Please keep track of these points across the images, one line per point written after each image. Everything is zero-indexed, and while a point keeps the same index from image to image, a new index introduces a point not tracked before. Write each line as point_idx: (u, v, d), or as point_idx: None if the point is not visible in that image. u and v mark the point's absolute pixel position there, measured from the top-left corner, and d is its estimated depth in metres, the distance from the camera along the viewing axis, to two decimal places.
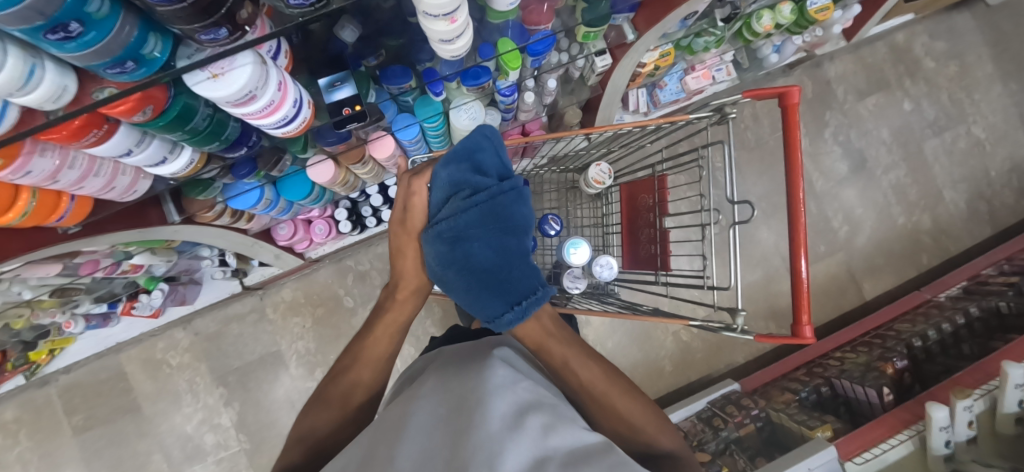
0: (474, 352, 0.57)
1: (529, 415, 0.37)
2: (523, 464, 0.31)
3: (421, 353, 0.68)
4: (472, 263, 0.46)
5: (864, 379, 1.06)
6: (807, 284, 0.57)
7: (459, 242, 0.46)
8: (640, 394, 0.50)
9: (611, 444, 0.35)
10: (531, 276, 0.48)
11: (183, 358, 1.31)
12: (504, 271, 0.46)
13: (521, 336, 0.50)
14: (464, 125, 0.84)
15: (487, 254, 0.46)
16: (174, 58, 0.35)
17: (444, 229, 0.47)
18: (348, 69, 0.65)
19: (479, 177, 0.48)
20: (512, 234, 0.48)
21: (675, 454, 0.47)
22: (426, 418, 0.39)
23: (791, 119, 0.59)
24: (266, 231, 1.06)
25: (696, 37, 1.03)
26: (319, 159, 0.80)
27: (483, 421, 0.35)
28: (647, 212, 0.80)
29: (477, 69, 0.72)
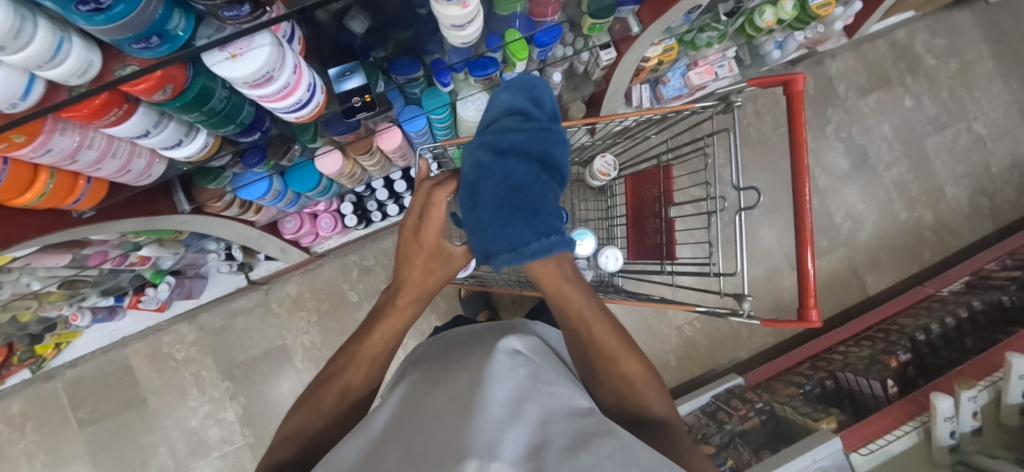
0: (476, 338, 0.57)
1: (529, 403, 0.36)
2: (520, 452, 0.30)
3: (427, 339, 0.68)
4: (505, 181, 0.46)
5: (868, 372, 1.07)
6: (812, 269, 0.58)
7: (502, 156, 0.47)
8: (646, 361, 0.48)
9: (614, 430, 0.34)
10: (558, 219, 0.47)
11: (188, 352, 1.32)
12: (537, 198, 0.46)
13: (537, 274, 0.46)
14: (470, 117, 0.85)
15: (525, 175, 0.46)
16: (195, 37, 0.36)
17: (491, 142, 0.48)
18: (357, 60, 0.66)
19: (534, 109, 0.51)
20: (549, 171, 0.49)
21: (665, 421, 0.46)
22: (426, 408, 0.38)
23: (796, 107, 0.60)
24: (273, 224, 1.07)
25: (699, 31, 1.04)
26: (327, 150, 0.81)
27: (481, 407, 0.33)
28: (653, 202, 0.80)
29: (484, 60, 0.73)
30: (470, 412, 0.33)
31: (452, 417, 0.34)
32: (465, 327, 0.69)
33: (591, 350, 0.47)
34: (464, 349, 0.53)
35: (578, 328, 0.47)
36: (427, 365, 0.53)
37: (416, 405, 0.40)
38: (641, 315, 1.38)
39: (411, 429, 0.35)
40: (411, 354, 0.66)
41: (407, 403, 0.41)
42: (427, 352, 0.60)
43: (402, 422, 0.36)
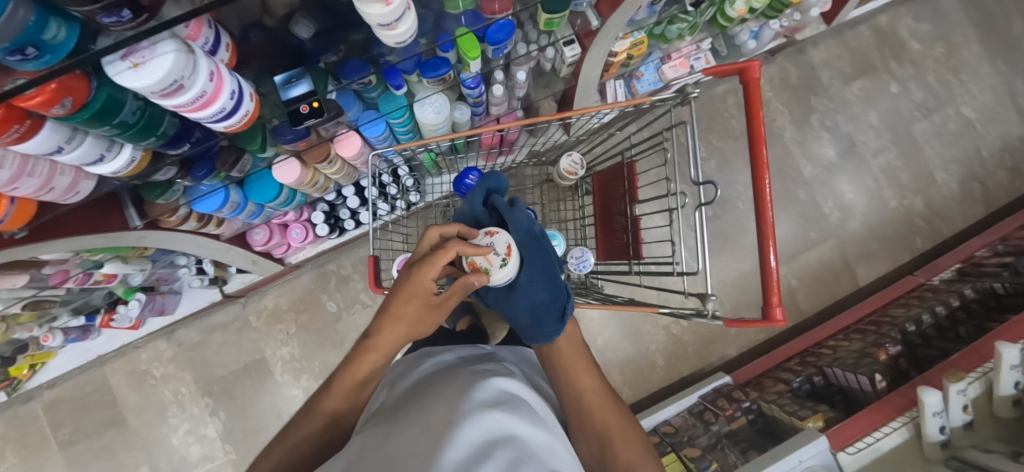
0: (457, 370, 0.58)
1: (497, 450, 0.36)
2: None
3: (407, 362, 0.68)
4: (540, 244, 0.60)
5: (856, 366, 1.02)
6: (774, 257, 0.55)
7: (532, 235, 0.60)
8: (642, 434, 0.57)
9: None
10: (557, 285, 0.60)
11: (167, 368, 1.28)
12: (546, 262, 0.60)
13: (560, 348, 0.61)
14: (429, 120, 0.82)
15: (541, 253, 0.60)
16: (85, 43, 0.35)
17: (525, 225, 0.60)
18: (304, 66, 0.65)
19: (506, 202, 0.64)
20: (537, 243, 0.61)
21: None
22: (397, 442, 0.38)
23: (752, 95, 0.58)
24: (241, 236, 1.05)
25: (669, 24, 1.01)
26: (285, 158, 0.80)
27: (449, 451, 0.34)
28: (619, 200, 0.77)
29: (437, 60, 0.71)
30: (434, 458, 0.33)
31: (418, 458, 0.34)
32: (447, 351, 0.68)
33: (605, 435, 0.55)
34: (442, 382, 0.53)
35: (578, 391, 0.58)
36: (406, 393, 0.53)
37: (386, 437, 0.40)
38: (627, 315, 1.35)
39: (376, 463, 0.35)
40: (393, 372, 0.67)
41: (376, 432, 0.41)
42: (409, 374, 0.61)
43: (367, 455, 0.37)
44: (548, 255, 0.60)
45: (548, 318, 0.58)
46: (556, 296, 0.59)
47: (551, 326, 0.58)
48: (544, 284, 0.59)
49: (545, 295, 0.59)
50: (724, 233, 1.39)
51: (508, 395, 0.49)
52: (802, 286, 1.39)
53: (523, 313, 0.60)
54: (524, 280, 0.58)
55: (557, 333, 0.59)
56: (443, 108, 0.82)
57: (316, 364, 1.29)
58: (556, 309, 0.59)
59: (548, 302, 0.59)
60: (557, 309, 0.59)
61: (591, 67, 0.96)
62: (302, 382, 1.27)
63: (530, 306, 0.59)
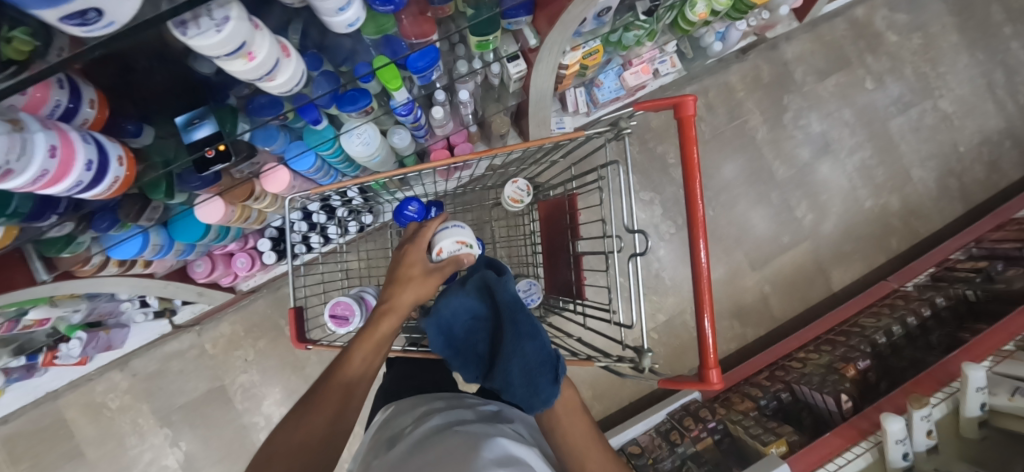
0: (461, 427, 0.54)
1: None
2: None
3: (405, 417, 0.63)
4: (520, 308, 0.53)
5: (823, 385, 0.99)
6: (711, 315, 0.50)
7: (514, 296, 0.55)
8: None
9: None
10: (545, 347, 0.51)
11: (123, 400, 1.24)
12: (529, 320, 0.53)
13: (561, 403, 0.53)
14: (359, 152, 0.76)
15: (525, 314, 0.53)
16: None
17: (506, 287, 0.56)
18: (209, 104, 0.58)
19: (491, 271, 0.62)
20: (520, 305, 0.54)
21: None
22: None
23: (687, 133, 0.53)
24: (182, 269, 1.00)
25: (625, 30, 0.94)
26: (208, 197, 0.72)
27: None
28: (562, 234, 0.75)
29: (355, 92, 0.65)
30: None
31: None
32: (447, 405, 0.64)
33: None
34: (445, 436, 0.50)
35: (577, 458, 0.52)
36: (408, 448, 0.50)
37: None
38: None
39: None
40: (390, 429, 0.61)
41: None
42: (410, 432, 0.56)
43: None
44: (536, 317, 0.53)
45: (541, 378, 0.49)
46: (545, 357, 0.50)
47: (546, 390, 0.49)
48: (534, 344, 0.50)
49: (532, 360, 0.50)
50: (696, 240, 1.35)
51: (514, 459, 0.46)
52: (775, 292, 1.36)
53: (515, 384, 0.50)
54: (509, 347, 0.51)
55: (554, 397, 0.49)
56: (373, 140, 0.75)
57: (277, 390, 1.26)
58: (544, 374, 0.50)
59: (537, 366, 0.50)
60: (544, 375, 0.50)
61: (541, 81, 0.90)
62: (264, 409, 1.25)
63: (518, 368, 0.50)
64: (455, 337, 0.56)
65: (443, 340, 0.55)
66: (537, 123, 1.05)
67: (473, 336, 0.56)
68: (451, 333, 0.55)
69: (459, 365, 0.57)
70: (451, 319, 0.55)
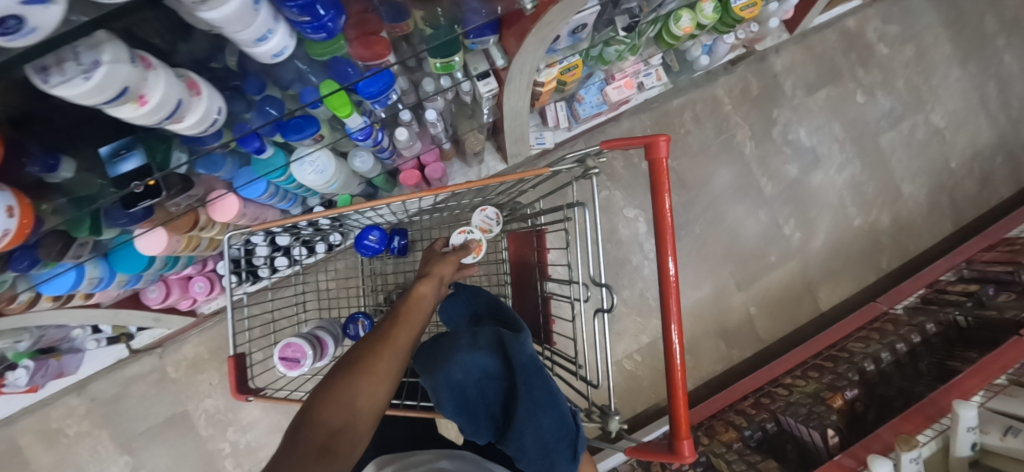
0: None
1: None
2: None
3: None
4: (542, 371, 0.51)
5: (809, 418, 0.96)
6: (682, 383, 0.47)
7: (535, 358, 0.52)
8: None
9: None
10: (562, 420, 0.49)
11: (81, 426, 1.18)
12: (548, 387, 0.50)
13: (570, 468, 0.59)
14: (311, 180, 0.70)
15: (543, 380, 0.50)
16: None
17: (527, 346, 0.53)
18: (136, 134, 0.52)
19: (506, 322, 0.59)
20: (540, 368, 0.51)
21: None
22: None
23: (659, 178, 0.48)
24: (134, 295, 0.94)
25: (606, 45, 0.88)
26: (146, 230, 0.67)
27: None
28: (530, 271, 0.79)
29: (300, 120, 0.60)
30: None
31: None
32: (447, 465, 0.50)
33: None
34: None
35: None
36: None
37: None
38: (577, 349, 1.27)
39: None
40: None
41: None
42: None
43: None
44: (552, 385, 0.51)
45: (558, 450, 0.48)
46: (564, 432, 0.49)
47: (563, 465, 0.48)
48: (552, 417, 0.49)
49: (548, 433, 0.48)
50: (681, 259, 1.30)
51: None
52: (761, 313, 1.32)
53: (528, 454, 0.49)
54: (528, 416, 0.48)
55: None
56: (328, 168, 0.70)
57: (243, 415, 1.20)
58: (559, 449, 0.49)
59: (552, 439, 0.48)
60: (558, 450, 0.49)
61: (516, 99, 0.85)
62: (230, 435, 1.20)
63: (534, 442, 0.48)
64: (466, 398, 0.51)
65: (453, 400, 0.51)
66: (514, 140, 1.00)
67: (484, 395, 0.51)
68: (461, 394, 0.51)
69: (464, 426, 0.52)
70: (462, 379, 0.51)
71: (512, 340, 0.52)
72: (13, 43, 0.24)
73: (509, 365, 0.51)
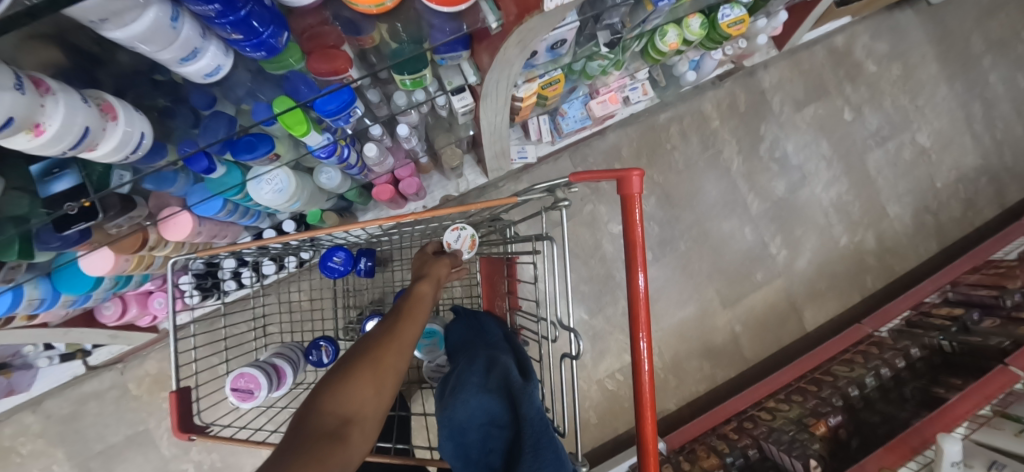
0: None
1: None
2: None
3: None
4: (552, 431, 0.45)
5: (792, 446, 0.93)
6: (652, 431, 0.44)
7: (546, 414, 0.47)
8: None
9: None
10: None
11: (34, 444, 1.12)
12: (558, 449, 0.44)
13: None
14: (268, 199, 0.66)
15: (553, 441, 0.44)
16: None
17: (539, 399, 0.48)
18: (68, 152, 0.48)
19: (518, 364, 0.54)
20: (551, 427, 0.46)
21: None
22: None
23: (630, 213, 0.46)
24: (88, 312, 0.89)
25: (589, 61, 0.86)
26: (89, 251, 0.62)
27: None
28: (501, 298, 0.79)
29: (253, 139, 0.56)
30: None
31: None
32: None
33: None
34: None
35: None
36: None
37: None
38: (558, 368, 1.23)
39: None
40: None
41: None
42: None
43: None
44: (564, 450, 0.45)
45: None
46: None
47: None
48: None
49: None
50: (665, 277, 1.28)
51: None
52: (746, 332, 1.30)
53: None
54: None
55: None
56: (286, 187, 0.66)
57: None
58: None
59: None
60: None
61: (494, 115, 0.82)
62: (194, 455, 1.14)
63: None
64: (466, 445, 0.47)
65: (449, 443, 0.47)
66: (494, 154, 0.97)
67: (486, 446, 0.46)
68: (461, 439, 0.46)
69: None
70: (465, 422, 0.46)
71: (522, 392, 0.47)
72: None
73: (516, 419, 0.46)
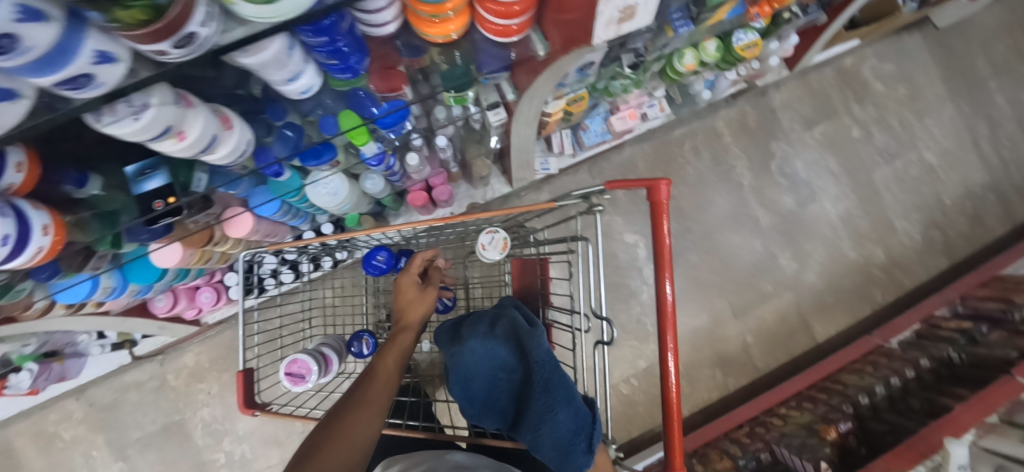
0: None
1: None
2: None
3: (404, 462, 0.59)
4: (558, 368, 0.51)
5: (802, 450, 0.96)
6: (677, 414, 0.49)
7: (552, 356, 0.51)
8: None
9: None
10: (578, 420, 0.48)
11: (76, 430, 1.18)
12: (563, 387, 0.49)
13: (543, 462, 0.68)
14: (325, 201, 0.73)
15: (557, 379, 0.49)
16: None
17: (543, 342, 0.53)
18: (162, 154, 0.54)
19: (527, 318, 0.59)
20: (556, 366, 0.51)
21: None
22: None
23: (659, 219, 0.50)
24: (142, 304, 0.96)
25: (612, 79, 0.93)
26: (162, 245, 0.69)
27: None
28: (533, 296, 0.83)
29: (320, 146, 0.63)
30: None
31: None
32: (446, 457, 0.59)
33: None
34: None
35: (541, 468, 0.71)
36: None
37: None
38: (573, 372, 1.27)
39: None
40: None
41: None
42: None
43: None
44: (570, 382, 0.50)
45: (575, 449, 0.47)
46: (581, 427, 0.48)
47: (579, 458, 0.47)
48: (568, 414, 0.48)
49: (563, 433, 0.47)
50: (678, 286, 1.32)
51: None
52: (757, 342, 1.33)
53: (546, 446, 0.48)
54: (540, 415, 0.48)
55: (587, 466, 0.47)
56: (341, 190, 0.73)
57: (239, 425, 1.21)
58: (580, 450, 0.47)
59: (570, 441, 0.47)
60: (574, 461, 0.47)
61: (522, 127, 0.88)
62: (225, 445, 1.20)
63: (549, 440, 0.48)
64: (473, 387, 0.55)
65: (462, 386, 0.56)
66: (520, 165, 1.04)
67: (495, 385, 0.54)
68: (471, 383, 0.55)
69: (479, 417, 0.56)
70: (474, 367, 0.55)
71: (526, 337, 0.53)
72: (83, 94, 0.27)
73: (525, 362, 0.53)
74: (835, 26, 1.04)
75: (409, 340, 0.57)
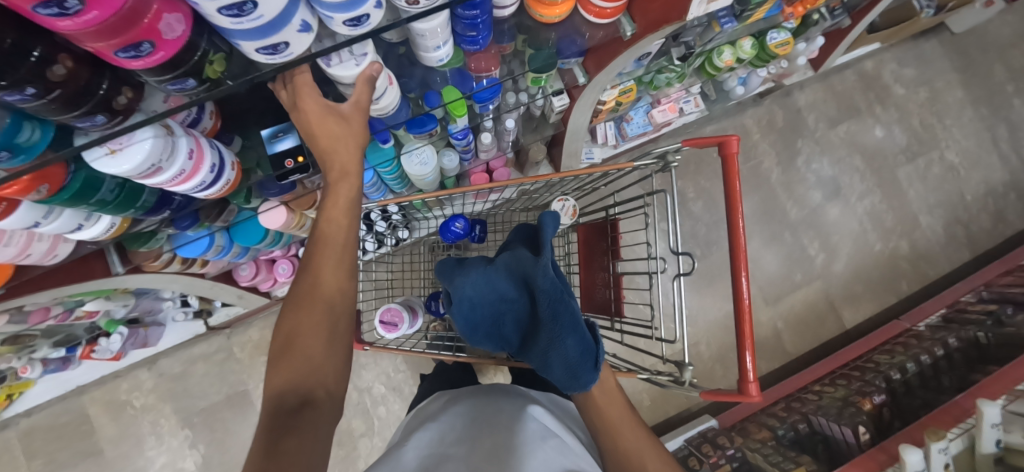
0: (491, 394, 0.65)
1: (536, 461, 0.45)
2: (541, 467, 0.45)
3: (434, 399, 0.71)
4: (564, 299, 0.50)
5: (840, 416, 1.02)
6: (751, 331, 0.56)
7: (557, 286, 0.50)
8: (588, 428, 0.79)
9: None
10: (585, 344, 0.50)
11: (147, 399, 1.25)
12: (569, 317, 0.49)
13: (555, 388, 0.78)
14: (416, 170, 0.83)
15: (563, 309, 0.49)
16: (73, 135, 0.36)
17: (546, 270, 0.50)
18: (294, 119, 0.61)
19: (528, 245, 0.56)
20: (560, 296, 0.50)
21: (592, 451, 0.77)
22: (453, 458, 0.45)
23: (731, 169, 0.59)
24: (227, 272, 1.04)
25: (658, 73, 1.02)
26: (272, 204, 0.78)
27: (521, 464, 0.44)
28: (602, 255, 0.80)
29: (423, 118, 0.71)
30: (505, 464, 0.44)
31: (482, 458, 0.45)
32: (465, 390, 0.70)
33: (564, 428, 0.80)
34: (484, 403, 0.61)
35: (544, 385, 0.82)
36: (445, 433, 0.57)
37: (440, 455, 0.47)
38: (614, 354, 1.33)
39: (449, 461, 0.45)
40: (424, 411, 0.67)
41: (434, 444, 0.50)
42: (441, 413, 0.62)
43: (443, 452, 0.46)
44: (575, 307, 0.50)
45: (582, 369, 0.51)
46: (588, 350, 0.51)
47: (586, 375, 0.51)
48: (575, 341, 0.50)
49: (569, 357, 0.50)
50: (712, 272, 1.39)
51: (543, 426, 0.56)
52: (788, 328, 1.39)
53: (556, 368, 0.52)
54: (549, 341, 0.50)
55: (593, 382, 0.52)
56: (430, 160, 0.83)
57: None
58: (585, 371, 0.51)
59: (578, 363, 0.50)
60: (577, 379, 0.52)
61: (579, 115, 0.97)
62: None
63: (559, 361, 0.51)
64: (479, 317, 0.55)
65: (464, 314, 0.56)
66: (570, 153, 1.13)
67: (500, 315, 0.54)
68: (475, 313, 0.55)
69: (487, 343, 0.58)
70: (476, 297, 0.54)
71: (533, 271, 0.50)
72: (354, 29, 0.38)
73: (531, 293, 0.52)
74: (858, 29, 1.14)
75: (352, 190, 0.49)
